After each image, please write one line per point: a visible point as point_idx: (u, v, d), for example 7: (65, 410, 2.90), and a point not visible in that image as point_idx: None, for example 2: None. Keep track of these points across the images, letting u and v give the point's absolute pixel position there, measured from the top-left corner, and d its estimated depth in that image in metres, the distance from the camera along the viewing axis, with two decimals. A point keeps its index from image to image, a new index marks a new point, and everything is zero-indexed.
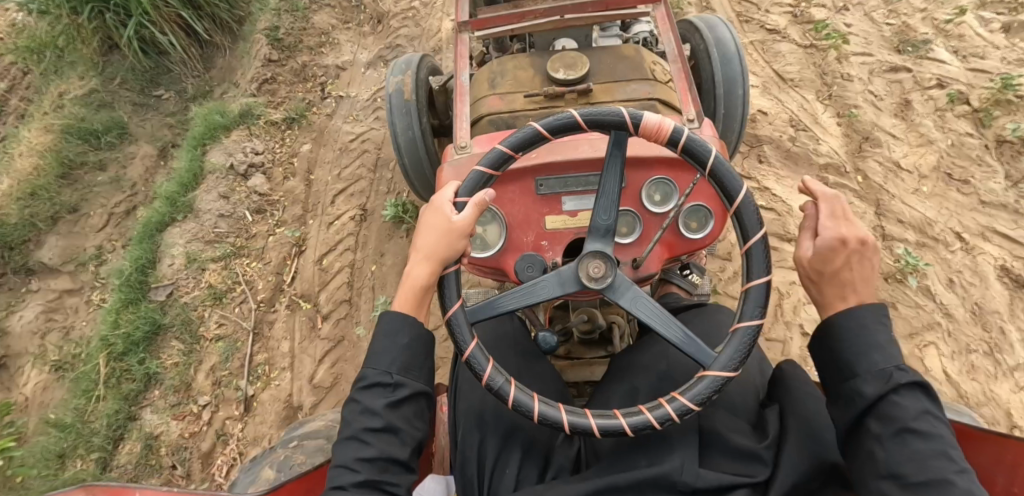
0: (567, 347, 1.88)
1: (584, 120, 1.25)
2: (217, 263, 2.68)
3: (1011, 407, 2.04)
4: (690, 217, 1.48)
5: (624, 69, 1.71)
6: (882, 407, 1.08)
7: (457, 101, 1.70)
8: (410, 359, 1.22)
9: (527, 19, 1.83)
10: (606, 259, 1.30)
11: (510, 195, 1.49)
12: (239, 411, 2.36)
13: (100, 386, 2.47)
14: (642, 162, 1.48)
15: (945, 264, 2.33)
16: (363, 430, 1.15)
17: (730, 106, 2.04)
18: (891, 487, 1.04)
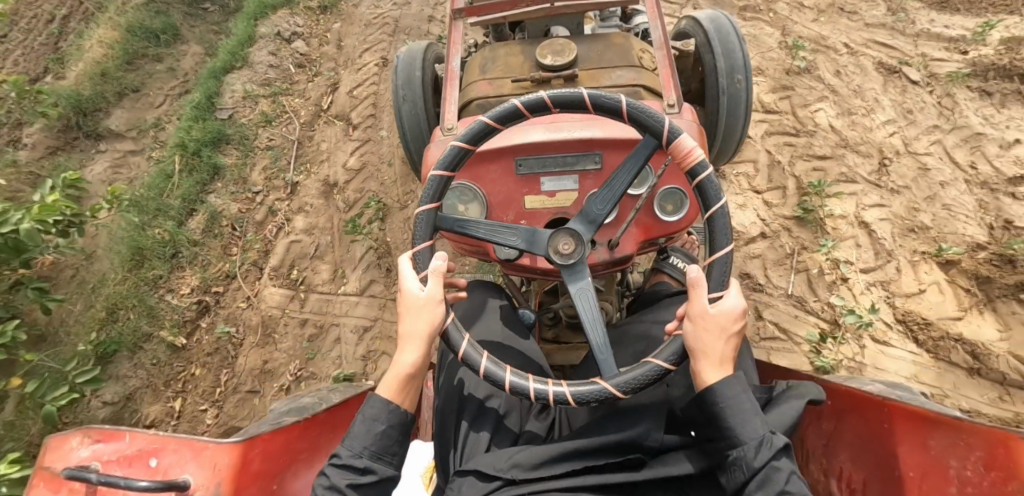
0: (554, 331, 1.93)
1: (525, 107, 1.34)
2: (267, 98, 3.07)
3: (883, 146, 2.49)
4: (666, 200, 1.52)
5: (611, 58, 1.76)
6: (765, 473, 1.10)
7: (447, 86, 1.77)
8: (382, 445, 1.25)
9: (519, 6, 1.89)
10: (575, 237, 1.36)
11: (491, 174, 1.56)
12: (287, 193, 2.81)
13: (177, 174, 2.85)
14: (618, 144, 1.52)
15: (834, 61, 2.75)
16: None
17: (733, 98, 2.04)
18: None
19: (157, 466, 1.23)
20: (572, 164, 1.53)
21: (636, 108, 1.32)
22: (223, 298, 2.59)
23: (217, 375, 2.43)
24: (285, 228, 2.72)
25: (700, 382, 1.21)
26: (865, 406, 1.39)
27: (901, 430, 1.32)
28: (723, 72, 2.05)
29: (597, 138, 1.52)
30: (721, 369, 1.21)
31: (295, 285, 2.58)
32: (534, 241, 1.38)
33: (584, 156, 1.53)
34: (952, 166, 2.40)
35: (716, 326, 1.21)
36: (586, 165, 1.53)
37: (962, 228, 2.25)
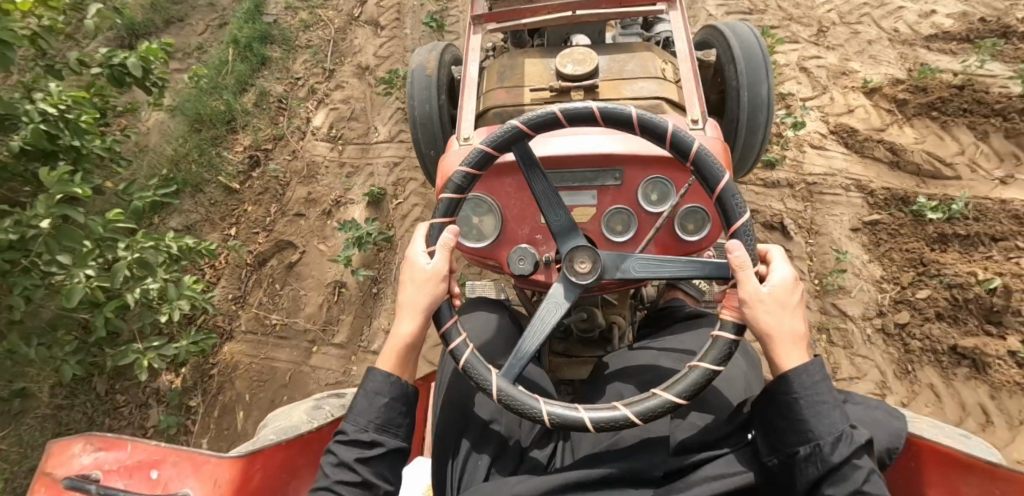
0: (564, 345, 1.90)
1: (564, 115, 1.27)
2: (304, 11, 3.18)
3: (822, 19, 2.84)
4: (687, 220, 1.46)
5: (633, 69, 1.71)
6: (843, 472, 1.07)
7: (464, 93, 1.73)
8: (388, 417, 1.23)
9: (540, 13, 1.85)
10: (592, 256, 1.31)
11: (507, 186, 1.52)
12: (325, 77, 2.97)
13: (230, 62, 2.98)
14: (639, 160, 1.48)
15: None
16: (336, 483, 1.17)
17: (753, 117, 1.99)
18: None
19: (157, 479, 1.22)
20: (590, 180, 1.49)
21: (703, 155, 1.25)
22: (272, 153, 2.79)
23: (269, 207, 2.65)
24: (325, 101, 2.91)
25: (780, 366, 1.17)
26: (890, 443, 1.32)
27: (929, 472, 1.25)
28: (746, 88, 1.99)
29: (617, 154, 1.47)
30: (798, 348, 1.17)
31: (335, 139, 2.79)
32: (561, 234, 1.35)
33: (603, 171, 1.49)
34: (878, 29, 2.76)
35: (779, 307, 1.18)
36: (605, 181, 1.49)
37: (884, 70, 2.62)
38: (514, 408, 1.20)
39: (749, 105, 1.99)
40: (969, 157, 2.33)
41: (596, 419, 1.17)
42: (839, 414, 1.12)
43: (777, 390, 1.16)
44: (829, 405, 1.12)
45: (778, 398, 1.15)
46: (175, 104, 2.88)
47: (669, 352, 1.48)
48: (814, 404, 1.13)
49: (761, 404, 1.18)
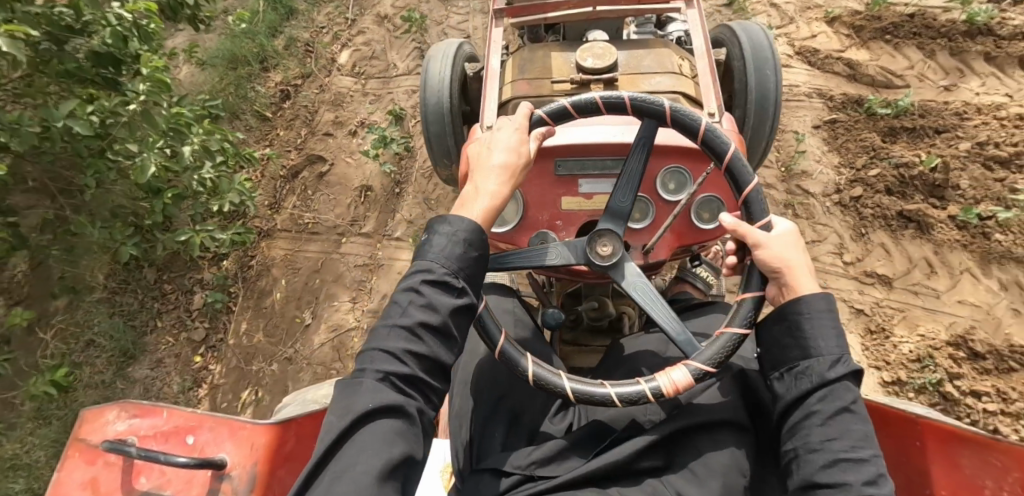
0: (574, 334, 1.94)
1: (574, 107, 1.37)
2: None
3: None
4: (703, 208, 1.52)
5: (650, 65, 1.77)
6: (829, 389, 1.11)
7: (487, 84, 1.78)
8: (477, 270, 1.19)
9: (560, 8, 1.90)
10: (614, 238, 1.36)
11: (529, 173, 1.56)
12: (348, 25, 3.16)
13: (263, 9, 3.15)
14: (660, 150, 1.53)
15: None
16: (419, 326, 1.11)
17: (760, 117, 2.07)
18: (821, 456, 1.08)
19: (194, 444, 1.26)
20: (610, 168, 1.54)
21: (710, 134, 1.33)
22: (303, 88, 3.00)
23: (300, 130, 2.89)
24: (349, 45, 3.11)
25: (794, 290, 1.19)
26: (893, 423, 1.38)
27: (932, 448, 1.31)
28: (755, 90, 2.06)
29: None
30: (811, 279, 1.20)
31: (358, 75, 3.02)
32: (614, 213, 1.39)
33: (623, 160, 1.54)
34: None
35: (788, 244, 1.22)
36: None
37: (845, 4, 2.92)
38: (585, 398, 1.22)
39: (758, 103, 2.06)
40: (917, 71, 2.68)
41: (655, 391, 1.21)
42: (842, 338, 1.15)
43: (783, 314, 1.19)
44: (832, 328, 1.15)
45: (788, 316, 1.18)
46: (204, 58, 3.01)
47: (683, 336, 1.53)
48: (820, 324, 1.15)
49: (769, 322, 1.21)
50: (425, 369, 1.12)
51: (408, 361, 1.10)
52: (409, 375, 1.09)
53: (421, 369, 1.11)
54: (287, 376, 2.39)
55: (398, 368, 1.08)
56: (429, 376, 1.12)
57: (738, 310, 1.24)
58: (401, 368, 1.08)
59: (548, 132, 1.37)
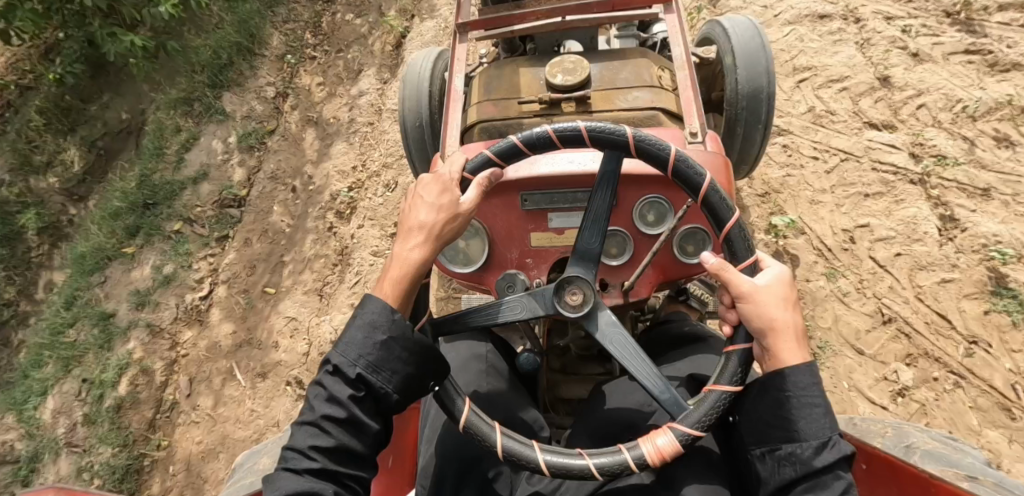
0: (563, 361, 1.77)
1: (522, 143, 1.22)
2: None
3: None
4: (687, 241, 1.39)
5: (627, 77, 1.70)
6: (824, 479, 0.98)
7: (449, 107, 1.73)
8: (391, 353, 1.08)
9: (530, 19, 1.84)
10: (585, 286, 1.22)
11: (495, 208, 1.43)
12: None
13: None
14: (635, 180, 1.40)
15: None
16: (324, 419, 1.06)
17: (752, 120, 1.97)
18: None
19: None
20: (582, 200, 1.42)
21: (714, 188, 1.17)
22: None
23: None
24: None
25: (774, 362, 1.06)
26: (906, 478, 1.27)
27: None
28: (745, 97, 1.96)
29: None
30: (798, 343, 1.07)
31: None
32: (585, 256, 1.23)
33: None
34: None
35: (775, 300, 1.08)
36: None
37: None
38: (571, 471, 1.08)
39: (750, 102, 1.97)
40: None
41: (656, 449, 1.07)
42: (829, 419, 1.02)
43: (764, 389, 1.06)
44: (819, 409, 1.02)
45: (771, 391, 1.05)
46: None
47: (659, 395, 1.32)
48: (805, 404, 1.02)
49: (750, 395, 1.09)
50: (336, 461, 1.06)
51: (315, 457, 1.04)
52: (319, 472, 1.04)
53: (330, 463, 1.05)
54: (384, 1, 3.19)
55: (304, 465, 1.03)
56: (345, 469, 1.07)
57: (726, 363, 1.12)
58: (307, 466, 1.03)
59: (496, 175, 1.23)
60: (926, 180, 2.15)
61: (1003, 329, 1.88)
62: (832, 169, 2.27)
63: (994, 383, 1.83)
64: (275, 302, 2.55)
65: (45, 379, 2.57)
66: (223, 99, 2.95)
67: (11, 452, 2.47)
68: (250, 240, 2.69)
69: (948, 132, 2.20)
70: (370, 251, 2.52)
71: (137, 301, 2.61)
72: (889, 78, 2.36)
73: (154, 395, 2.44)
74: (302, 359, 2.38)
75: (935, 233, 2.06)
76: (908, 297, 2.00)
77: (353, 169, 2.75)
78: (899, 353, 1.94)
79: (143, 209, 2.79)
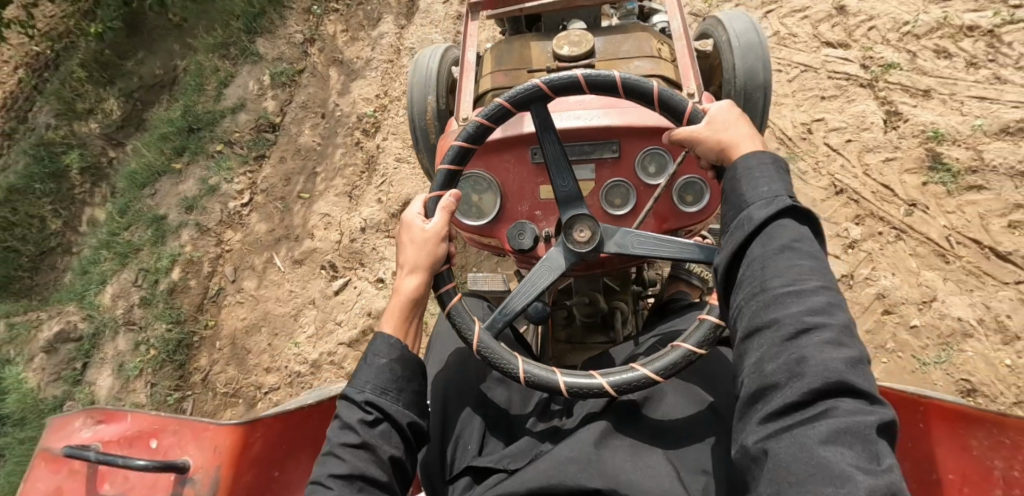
0: (568, 332, 1.82)
1: (511, 102, 1.31)
2: None
3: None
4: (686, 191, 1.51)
5: (628, 50, 1.79)
6: (769, 229, 0.97)
7: (462, 79, 1.82)
8: (390, 379, 1.15)
9: (536, 1, 1.92)
10: (592, 224, 1.30)
11: (506, 163, 1.54)
12: None
13: None
14: (638, 132, 1.50)
15: None
16: (340, 445, 1.07)
17: (752, 107, 2.07)
18: (767, 314, 0.90)
19: (157, 447, 1.38)
20: (589, 153, 1.52)
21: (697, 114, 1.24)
22: None
23: None
24: None
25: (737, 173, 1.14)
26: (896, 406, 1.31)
27: (937, 429, 1.25)
28: (745, 85, 2.04)
29: (615, 127, 1.50)
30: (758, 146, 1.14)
31: None
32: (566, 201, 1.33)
33: (602, 144, 1.52)
34: None
35: (721, 124, 1.18)
36: (603, 155, 1.52)
37: None
38: (544, 385, 1.18)
39: (749, 91, 2.05)
40: None
41: (616, 382, 1.15)
42: (779, 182, 1.02)
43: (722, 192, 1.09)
44: (767, 178, 1.03)
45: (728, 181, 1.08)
46: None
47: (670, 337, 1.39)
48: (756, 175, 1.04)
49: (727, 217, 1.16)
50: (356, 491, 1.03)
51: (334, 485, 1.03)
52: None
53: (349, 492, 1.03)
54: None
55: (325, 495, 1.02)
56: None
57: None
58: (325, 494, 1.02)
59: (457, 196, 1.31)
60: (875, 85, 2.32)
61: (939, 198, 2.08)
62: (793, 79, 2.45)
63: (931, 236, 2.04)
64: (310, 204, 2.68)
65: (103, 271, 2.66)
66: (256, 44, 3.04)
67: (75, 331, 2.53)
68: (285, 158, 2.81)
69: (894, 48, 2.35)
70: (394, 158, 2.67)
71: (185, 206, 2.72)
72: (845, 8, 2.49)
73: (201, 283, 2.58)
74: (336, 245, 2.55)
75: (881, 123, 2.25)
76: (857, 172, 2.20)
77: (376, 96, 2.84)
78: (849, 214, 2.15)
79: (188, 132, 2.90)
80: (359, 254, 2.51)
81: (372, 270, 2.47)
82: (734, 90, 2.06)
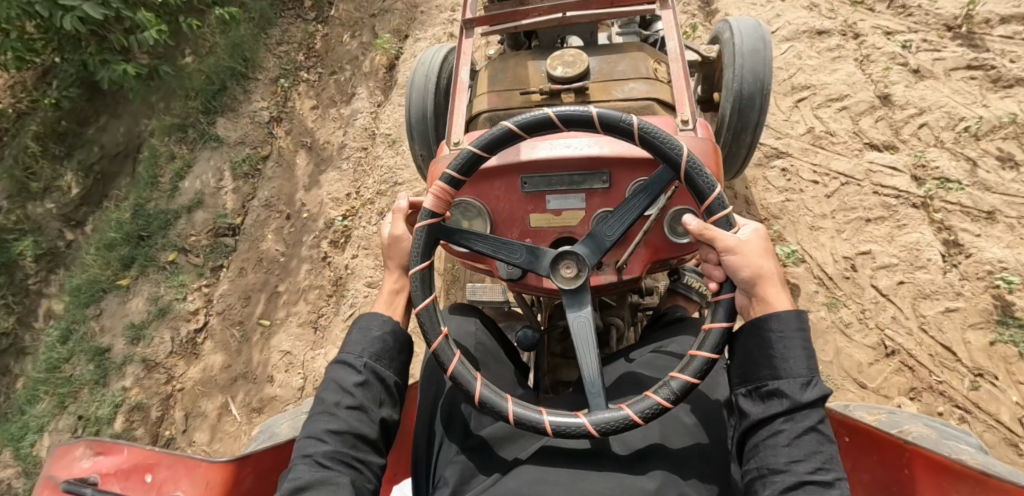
0: (563, 345, 1.74)
1: (482, 148, 1.28)
2: None
3: None
4: (677, 221, 1.38)
5: (624, 70, 1.71)
6: (800, 410, 1.09)
7: (455, 97, 1.75)
8: (382, 348, 1.27)
9: (533, 15, 1.85)
10: (579, 260, 1.26)
11: (495, 191, 1.45)
12: None
13: None
14: (629, 162, 1.39)
15: None
16: (336, 405, 1.20)
17: (748, 97, 1.91)
18: (781, 423, 1.09)
19: (152, 482, 1.27)
20: (578, 183, 1.41)
21: (698, 169, 1.21)
22: None
23: None
24: None
25: (760, 304, 1.18)
26: (885, 448, 1.30)
27: (920, 478, 1.24)
28: (748, 81, 1.91)
29: (604, 156, 1.39)
30: (780, 304, 1.17)
31: None
32: (597, 240, 1.28)
33: (591, 174, 1.41)
34: None
35: (758, 250, 1.19)
36: (593, 185, 1.41)
37: None
38: (528, 424, 1.16)
39: (744, 104, 1.92)
40: None
41: (596, 421, 1.15)
42: (811, 363, 1.12)
43: (760, 331, 1.16)
44: (800, 351, 1.13)
45: (759, 332, 1.16)
46: None
47: (666, 361, 1.40)
48: (790, 343, 1.13)
49: (735, 345, 1.19)
50: (347, 444, 1.18)
51: (329, 440, 1.17)
52: (331, 454, 1.16)
53: (341, 444, 1.17)
54: (377, 19, 3.11)
55: (319, 448, 1.16)
56: (353, 451, 1.18)
57: (715, 312, 1.19)
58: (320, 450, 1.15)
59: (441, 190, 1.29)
60: (929, 203, 2.16)
61: (1009, 361, 1.91)
62: (833, 193, 2.27)
63: (1001, 418, 1.87)
64: (270, 333, 2.55)
65: (40, 415, 2.64)
66: (217, 125, 2.93)
67: (8, 491, 2.59)
68: (245, 271, 2.69)
69: (951, 153, 2.22)
70: (365, 283, 2.51)
71: (132, 336, 2.64)
72: (890, 97, 2.37)
73: (150, 430, 2.49)
74: (298, 392, 2.39)
75: (939, 260, 2.08)
76: (911, 327, 2.02)
77: (347, 195, 2.72)
78: (902, 387, 1.97)
79: (136, 240, 2.80)
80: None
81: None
82: (734, 85, 1.91)
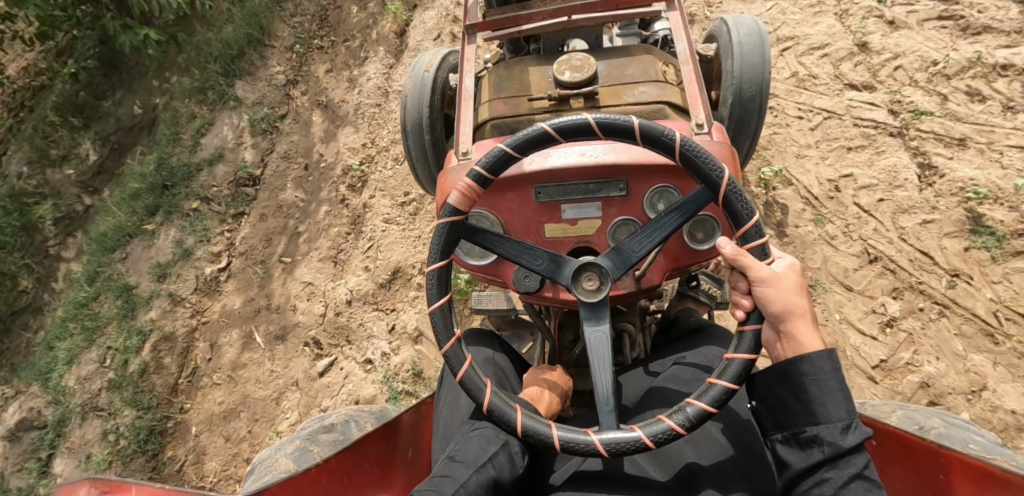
0: None
1: (513, 147, 1.31)
2: None
3: None
4: (696, 228, 1.41)
5: (633, 74, 1.77)
6: (842, 457, 1.11)
7: (462, 107, 1.80)
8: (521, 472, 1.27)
9: (536, 20, 1.93)
10: (600, 272, 1.30)
11: (510, 203, 1.48)
12: None
13: None
14: (645, 170, 1.43)
15: None
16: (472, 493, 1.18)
17: (744, 111, 1.98)
18: (827, 471, 1.11)
19: None
20: (595, 192, 1.45)
21: (736, 194, 1.25)
22: None
23: None
24: None
25: (793, 346, 1.20)
26: (917, 454, 1.33)
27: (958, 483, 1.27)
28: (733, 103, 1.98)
29: (620, 164, 1.43)
30: (815, 344, 1.19)
31: None
32: (623, 254, 1.31)
33: (607, 183, 1.45)
34: None
35: (791, 283, 1.21)
36: (610, 193, 1.45)
37: None
38: (536, 437, 1.22)
39: (741, 109, 1.98)
40: None
41: (606, 440, 1.19)
42: (849, 404, 1.14)
43: (791, 374, 1.18)
44: (836, 392, 1.14)
45: (792, 377, 1.18)
46: None
47: (685, 368, 1.43)
48: (826, 387, 1.15)
49: (765, 384, 1.22)
50: None
51: None
52: None
53: None
54: None
55: None
56: None
57: (739, 341, 1.22)
58: None
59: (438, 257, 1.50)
60: (905, 132, 2.26)
61: (982, 264, 2.02)
62: (817, 126, 2.38)
63: (977, 311, 1.97)
64: (292, 268, 2.62)
65: (70, 349, 2.66)
66: (235, 87, 3.01)
67: (38, 418, 2.57)
68: (266, 217, 2.75)
69: (924, 90, 2.31)
70: (382, 218, 2.59)
71: (158, 273, 2.68)
72: (867, 44, 2.46)
73: (177, 361, 2.52)
74: (320, 319, 2.45)
75: (914, 179, 2.18)
76: (892, 237, 2.13)
77: (363, 145, 2.80)
78: (886, 287, 2.08)
79: (161, 190, 2.85)
80: (346, 329, 2.41)
81: (359, 349, 2.37)
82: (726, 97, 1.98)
